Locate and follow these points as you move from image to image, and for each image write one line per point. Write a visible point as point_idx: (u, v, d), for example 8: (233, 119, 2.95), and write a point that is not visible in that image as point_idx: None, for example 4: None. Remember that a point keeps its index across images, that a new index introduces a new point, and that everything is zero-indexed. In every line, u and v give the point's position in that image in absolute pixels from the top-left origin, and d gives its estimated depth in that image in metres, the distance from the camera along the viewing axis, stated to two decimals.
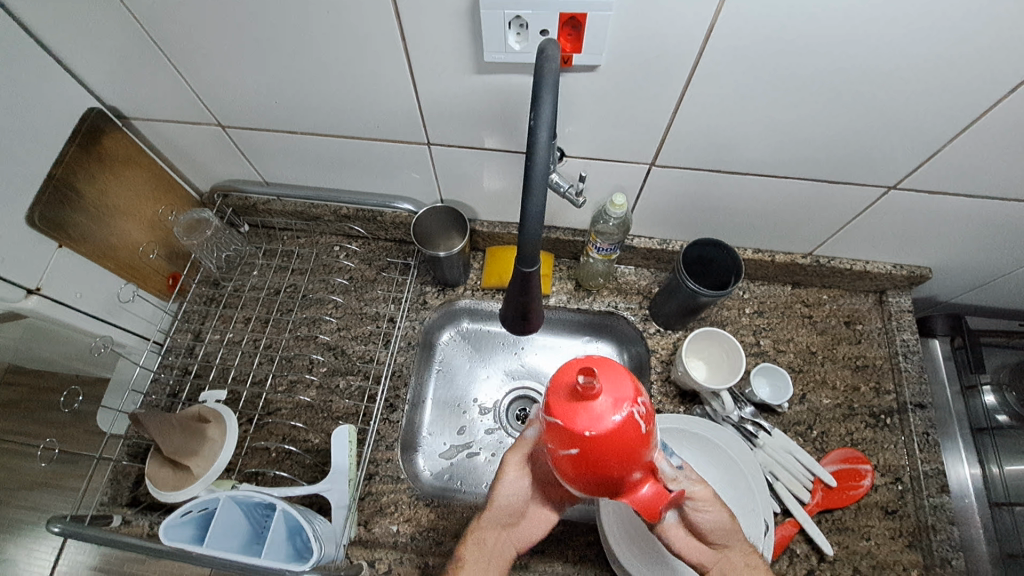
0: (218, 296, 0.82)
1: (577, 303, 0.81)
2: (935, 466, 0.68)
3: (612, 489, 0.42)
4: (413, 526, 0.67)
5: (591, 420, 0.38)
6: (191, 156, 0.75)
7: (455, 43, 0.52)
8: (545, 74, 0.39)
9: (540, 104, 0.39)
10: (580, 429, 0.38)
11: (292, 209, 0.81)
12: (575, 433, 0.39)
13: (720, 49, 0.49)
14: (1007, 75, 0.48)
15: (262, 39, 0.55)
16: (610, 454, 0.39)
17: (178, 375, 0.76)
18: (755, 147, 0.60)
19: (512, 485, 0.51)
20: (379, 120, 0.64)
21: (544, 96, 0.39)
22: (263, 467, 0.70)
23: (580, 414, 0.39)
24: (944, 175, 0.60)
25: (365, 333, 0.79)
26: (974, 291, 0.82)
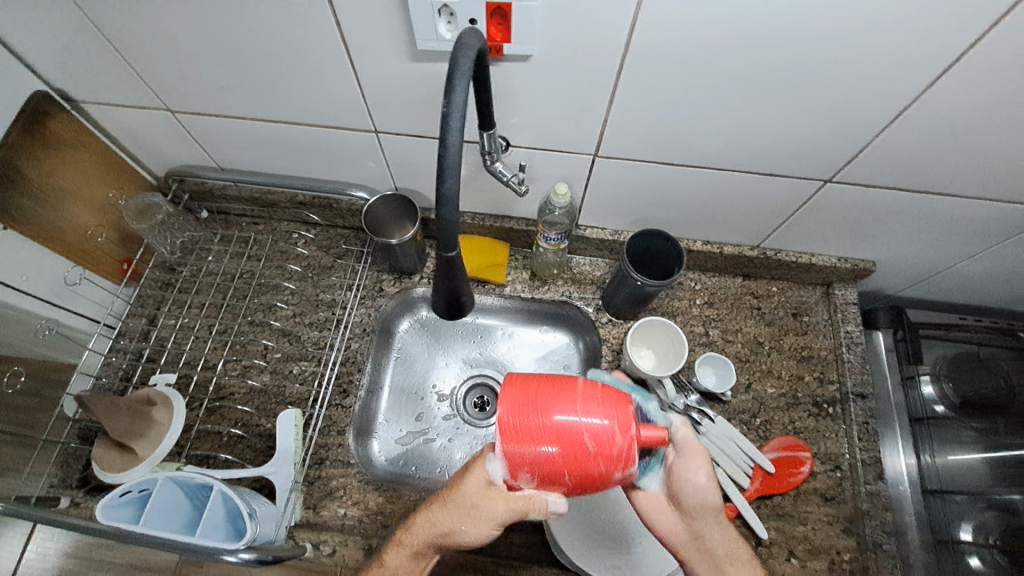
0: (174, 281, 0.82)
1: (532, 292, 0.82)
2: (872, 454, 0.70)
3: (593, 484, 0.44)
4: (361, 509, 0.67)
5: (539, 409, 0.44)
6: (144, 140, 0.75)
7: (391, 31, 0.52)
8: (456, 75, 0.39)
9: (450, 109, 0.39)
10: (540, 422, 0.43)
11: (248, 194, 0.81)
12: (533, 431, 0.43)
13: (649, 42, 0.50)
14: (922, 71, 0.50)
15: (201, 24, 0.55)
16: (578, 452, 0.43)
17: (132, 359, 0.76)
18: (695, 139, 0.61)
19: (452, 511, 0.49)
20: (327, 106, 0.64)
21: (453, 101, 0.39)
22: (213, 451, 0.70)
23: (521, 424, 0.43)
24: (877, 170, 0.62)
25: (320, 319, 0.79)
26: (918, 285, 0.84)
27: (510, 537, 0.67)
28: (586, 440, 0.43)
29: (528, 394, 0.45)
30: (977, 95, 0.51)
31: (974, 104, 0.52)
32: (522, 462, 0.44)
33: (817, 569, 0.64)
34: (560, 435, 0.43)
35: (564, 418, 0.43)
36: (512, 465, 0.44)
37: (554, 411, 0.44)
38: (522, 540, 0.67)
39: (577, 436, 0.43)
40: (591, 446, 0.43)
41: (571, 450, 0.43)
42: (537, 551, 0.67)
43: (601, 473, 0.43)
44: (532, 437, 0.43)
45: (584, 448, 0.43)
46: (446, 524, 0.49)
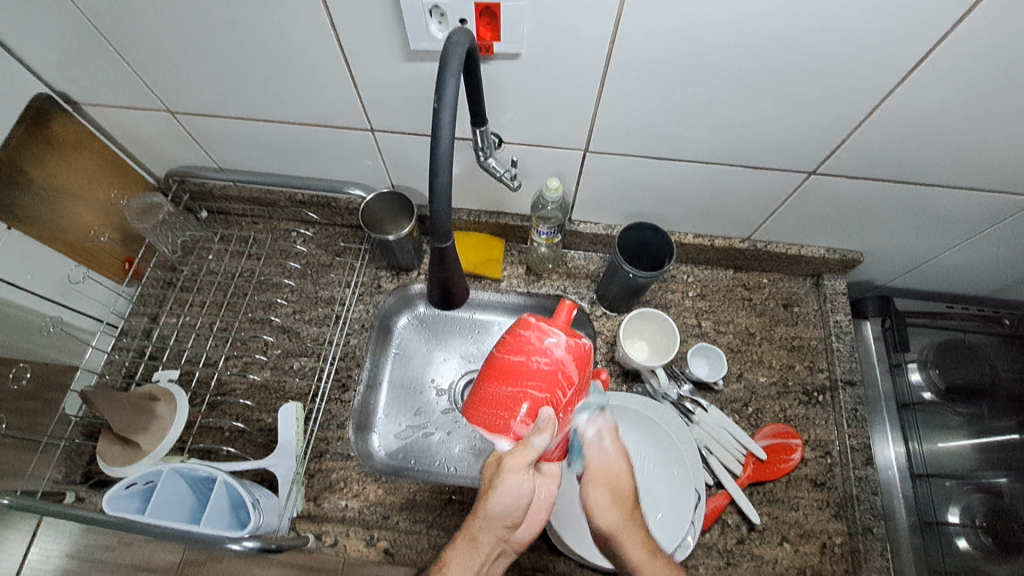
0: (175, 280, 0.83)
1: (527, 287, 0.84)
2: (861, 440, 0.72)
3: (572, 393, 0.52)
4: (362, 501, 0.69)
5: (499, 374, 0.52)
6: (144, 141, 0.77)
7: (384, 31, 0.54)
8: (445, 75, 0.40)
9: (440, 108, 0.41)
10: (504, 381, 0.51)
11: (247, 194, 0.83)
12: (506, 391, 0.51)
13: (633, 39, 0.52)
14: (899, 65, 0.51)
15: (199, 27, 0.57)
16: (543, 376, 0.51)
17: (134, 356, 0.77)
18: (682, 133, 0.62)
19: (509, 492, 0.49)
20: (323, 106, 0.66)
21: (442, 101, 0.40)
22: (216, 445, 0.71)
23: (495, 393, 0.51)
24: (860, 162, 0.64)
25: (319, 316, 0.81)
26: (906, 275, 0.85)
27: None
28: (530, 364, 0.51)
29: (482, 371, 0.54)
30: (950, 88, 0.53)
31: (950, 96, 0.54)
32: (500, 420, 0.51)
33: (808, 553, 0.66)
34: (522, 377, 0.51)
35: (516, 365, 0.51)
36: (511, 432, 0.51)
37: (498, 360, 0.53)
38: None
39: (522, 365, 0.51)
40: (546, 363, 0.51)
41: (525, 378, 0.51)
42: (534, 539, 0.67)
43: (568, 380, 0.52)
44: (494, 391, 0.52)
45: (544, 369, 0.51)
46: (508, 504, 0.49)
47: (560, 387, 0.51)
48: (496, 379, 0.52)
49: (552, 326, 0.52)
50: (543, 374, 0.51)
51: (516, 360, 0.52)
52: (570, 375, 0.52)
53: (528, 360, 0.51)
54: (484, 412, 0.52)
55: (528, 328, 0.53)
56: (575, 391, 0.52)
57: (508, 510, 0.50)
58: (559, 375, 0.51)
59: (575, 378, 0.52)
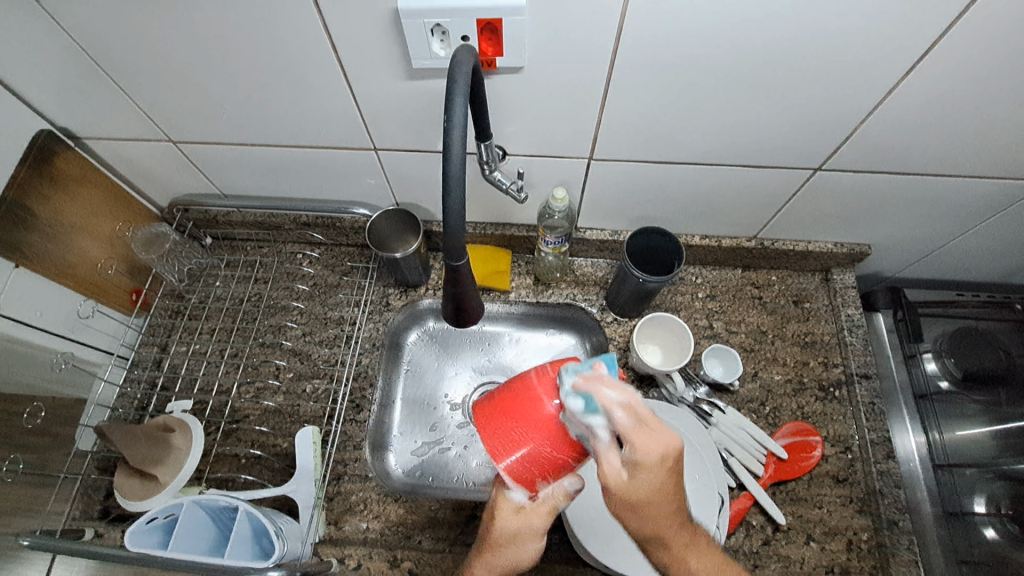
0: (184, 308, 0.83)
1: (536, 297, 0.83)
2: (881, 433, 0.71)
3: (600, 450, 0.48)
4: (382, 522, 0.68)
5: (537, 443, 0.43)
6: (148, 172, 0.77)
7: (386, 51, 0.54)
8: (452, 114, 0.41)
9: (450, 145, 0.41)
10: (543, 452, 0.43)
11: (252, 219, 0.83)
12: (544, 462, 0.44)
13: (636, 46, 0.52)
14: (900, 61, 0.52)
15: (202, 56, 0.57)
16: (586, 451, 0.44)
17: (146, 388, 0.77)
18: (687, 137, 0.63)
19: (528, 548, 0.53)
20: (325, 128, 0.66)
21: (452, 139, 0.41)
22: (233, 473, 0.70)
23: (529, 459, 0.44)
24: (866, 156, 0.64)
25: (329, 337, 0.80)
26: (915, 264, 0.85)
27: None
28: (581, 440, 0.43)
29: (507, 420, 0.44)
30: (951, 79, 0.53)
31: (954, 86, 0.54)
32: (530, 481, 0.45)
33: (835, 550, 0.65)
34: (569, 451, 0.43)
35: (565, 438, 0.43)
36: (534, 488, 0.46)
37: (535, 419, 0.43)
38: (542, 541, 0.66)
39: (575, 436, 0.43)
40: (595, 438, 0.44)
41: (575, 449, 0.43)
42: (558, 552, 0.66)
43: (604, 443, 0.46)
44: (528, 456, 0.43)
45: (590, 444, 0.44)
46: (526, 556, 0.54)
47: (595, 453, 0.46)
48: (532, 445, 0.43)
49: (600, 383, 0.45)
50: (588, 448, 0.44)
51: (565, 433, 0.43)
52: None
53: (579, 437, 0.43)
54: (509, 469, 0.44)
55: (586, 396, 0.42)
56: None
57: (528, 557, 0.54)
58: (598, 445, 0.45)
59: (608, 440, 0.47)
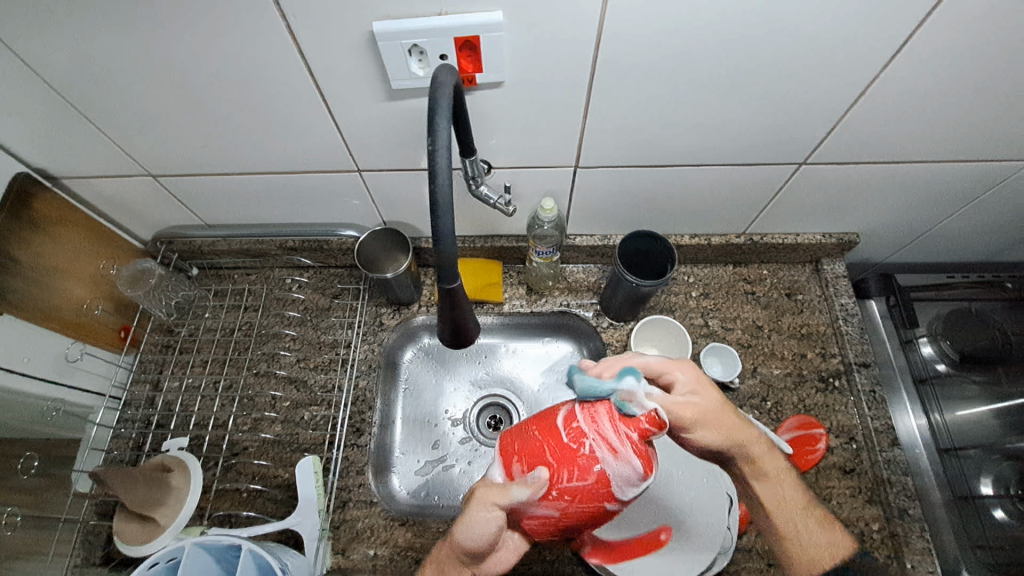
0: (173, 342, 0.81)
1: (531, 306, 0.83)
2: (884, 421, 0.71)
3: (584, 494, 0.43)
4: (391, 548, 0.67)
5: (539, 422, 0.47)
6: (130, 207, 0.76)
7: (365, 74, 0.54)
8: (437, 150, 0.41)
9: (437, 174, 0.41)
10: (537, 430, 0.47)
11: (238, 247, 0.82)
12: (531, 438, 0.46)
13: (616, 55, 0.52)
14: (877, 53, 0.52)
15: (179, 88, 0.56)
16: (566, 455, 0.44)
17: (140, 427, 0.75)
18: (671, 139, 0.63)
19: (475, 527, 0.46)
20: (308, 152, 0.65)
21: (439, 175, 0.41)
22: (234, 509, 0.69)
23: (525, 430, 0.48)
24: (849, 148, 0.64)
25: (324, 362, 0.79)
26: (902, 249, 0.86)
27: (543, 554, 0.65)
28: (570, 433, 0.45)
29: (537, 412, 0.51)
30: (928, 68, 0.53)
31: (931, 74, 0.54)
32: (509, 453, 0.47)
33: None
34: (553, 438, 0.45)
35: (561, 424, 0.46)
36: (506, 464, 0.47)
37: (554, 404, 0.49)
38: (554, 555, 0.65)
39: (565, 419, 0.46)
40: (581, 442, 0.44)
41: (558, 432, 0.45)
42: (571, 565, 0.65)
43: (586, 475, 0.43)
44: (526, 428, 0.48)
45: (573, 446, 0.44)
46: (466, 537, 0.46)
47: (572, 471, 0.43)
48: (535, 424, 0.48)
49: (615, 415, 0.44)
50: (571, 448, 0.44)
51: (563, 421, 0.46)
52: (593, 474, 0.43)
53: (572, 428, 0.45)
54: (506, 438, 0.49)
55: (596, 401, 0.46)
56: (589, 491, 0.43)
57: (469, 540, 0.46)
58: (579, 464, 0.43)
59: (595, 480, 0.43)
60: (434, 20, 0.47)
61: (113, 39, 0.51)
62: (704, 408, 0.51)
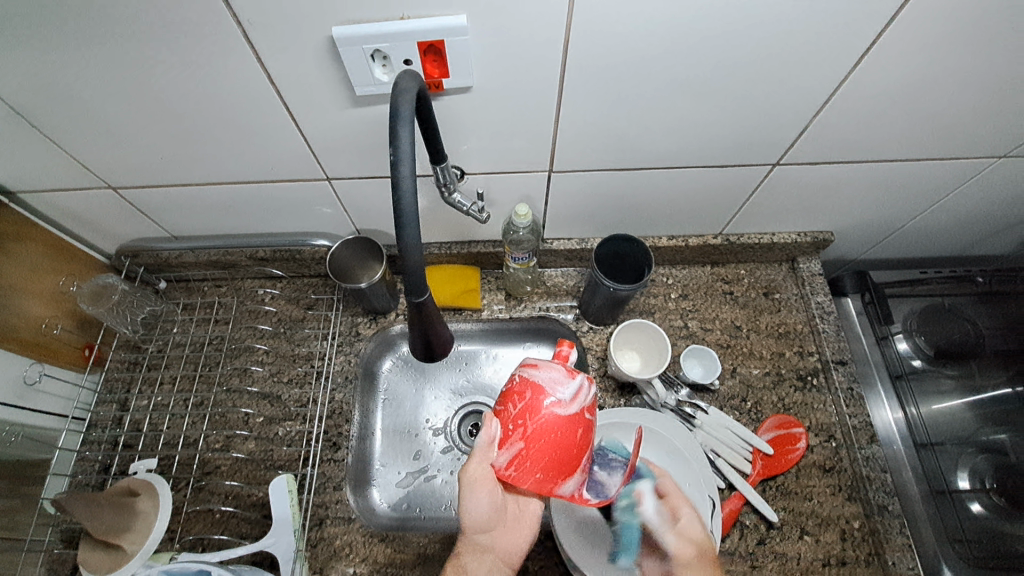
0: (141, 359, 0.79)
1: (510, 312, 0.82)
2: (862, 418, 0.72)
3: (526, 413, 0.48)
4: (370, 564, 0.65)
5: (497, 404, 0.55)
6: (92, 221, 0.73)
7: (328, 81, 0.52)
8: (399, 157, 0.39)
9: (401, 187, 0.39)
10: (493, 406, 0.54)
11: (206, 259, 0.79)
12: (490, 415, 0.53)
13: (584, 58, 0.51)
14: (847, 51, 0.52)
15: (134, 98, 0.54)
16: (505, 396, 0.51)
17: (108, 449, 0.72)
18: (643, 141, 0.62)
19: (473, 499, 0.49)
20: (274, 162, 0.63)
21: (403, 183, 0.39)
22: (206, 531, 0.67)
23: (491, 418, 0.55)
24: (821, 148, 0.64)
25: (299, 375, 0.77)
26: (876, 246, 0.87)
27: (526, 564, 0.64)
28: (507, 384, 0.52)
29: None
30: (895, 67, 0.53)
31: (899, 73, 0.54)
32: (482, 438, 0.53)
33: (830, 542, 0.65)
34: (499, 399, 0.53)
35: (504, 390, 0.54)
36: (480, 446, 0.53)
37: None
38: (537, 565, 0.64)
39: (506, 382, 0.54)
40: (515, 380, 0.51)
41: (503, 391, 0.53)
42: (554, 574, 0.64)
43: (522, 397, 0.49)
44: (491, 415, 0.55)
45: (511, 387, 0.51)
46: (469, 511, 0.50)
47: (513, 402, 0.49)
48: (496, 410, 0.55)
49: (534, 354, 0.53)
50: (508, 391, 0.51)
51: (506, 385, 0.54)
52: (525, 390, 0.49)
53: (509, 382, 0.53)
54: None
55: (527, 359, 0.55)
56: (530, 407, 0.48)
57: (474, 518, 0.50)
58: (515, 394, 0.50)
59: (530, 396, 0.49)
60: (397, 24, 0.46)
61: (61, 48, 0.48)
62: (697, 540, 0.55)
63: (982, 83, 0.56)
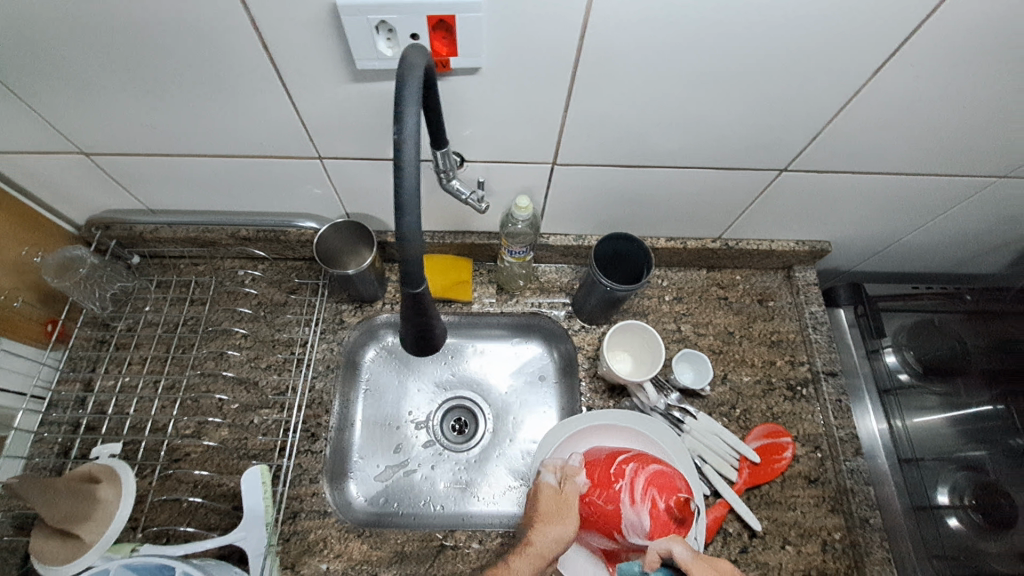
0: (109, 338, 0.74)
1: (501, 306, 0.80)
2: (849, 430, 0.71)
3: (600, 517, 0.54)
4: (345, 562, 0.63)
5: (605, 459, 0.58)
6: (61, 189, 0.68)
7: (327, 52, 0.49)
8: (404, 138, 0.37)
9: (403, 171, 0.36)
10: (601, 462, 0.57)
11: (184, 235, 0.75)
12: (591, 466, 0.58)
13: (599, 47, 0.49)
14: (867, 59, 0.50)
15: (112, 57, 0.50)
16: (605, 485, 0.55)
17: (68, 431, 0.68)
18: (652, 138, 0.60)
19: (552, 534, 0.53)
20: (263, 136, 0.59)
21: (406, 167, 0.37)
22: (172, 522, 0.63)
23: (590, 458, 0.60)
24: (828, 157, 0.63)
25: (277, 361, 0.74)
26: (870, 258, 0.87)
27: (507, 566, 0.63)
28: (617, 478, 0.55)
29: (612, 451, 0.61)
30: (916, 76, 0.52)
31: (917, 83, 0.53)
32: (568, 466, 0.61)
33: (811, 553, 0.65)
34: (604, 469, 0.56)
35: (619, 462, 0.56)
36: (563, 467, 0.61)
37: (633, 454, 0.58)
38: None
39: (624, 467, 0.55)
40: (619, 487, 0.54)
41: (610, 471, 0.56)
42: None
43: (609, 506, 0.54)
44: (595, 458, 0.59)
45: (612, 486, 0.55)
46: (546, 542, 0.53)
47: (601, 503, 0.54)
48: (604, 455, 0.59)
49: (659, 490, 0.53)
50: (610, 484, 0.55)
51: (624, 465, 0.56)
52: (614, 506, 0.54)
53: (624, 472, 0.55)
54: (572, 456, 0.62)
55: (659, 474, 0.54)
56: (607, 515, 0.54)
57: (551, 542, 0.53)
58: (609, 499, 0.54)
59: (613, 513, 0.53)
60: None
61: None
62: None
63: (997, 102, 0.55)
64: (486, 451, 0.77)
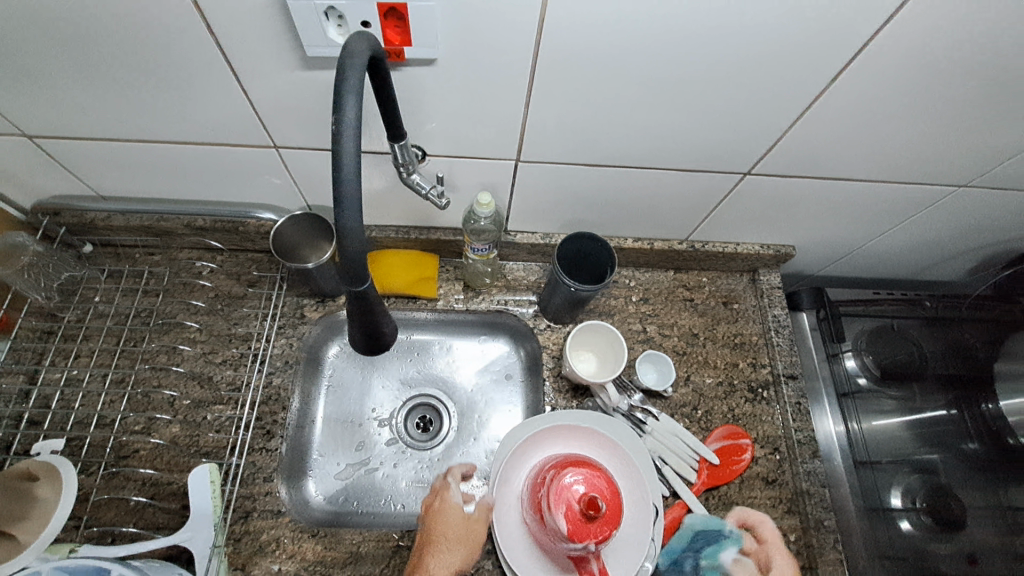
0: (57, 329, 0.71)
1: (466, 303, 0.79)
2: (807, 433, 0.72)
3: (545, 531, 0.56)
4: (297, 562, 0.61)
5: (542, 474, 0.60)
6: (2, 173, 0.65)
7: (277, 38, 0.47)
8: (343, 131, 0.35)
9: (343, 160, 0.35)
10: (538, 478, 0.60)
11: (137, 223, 0.73)
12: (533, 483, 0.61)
13: (558, 43, 0.48)
14: (825, 65, 0.50)
15: (49, 37, 0.47)
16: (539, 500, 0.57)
17: (10, 426, 0.65)
18: (616, 138, 0.59)
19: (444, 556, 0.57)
20: (215, 123, 0.57)
21: (344, 161, 0.36)
22: (117, 521, 0.61)
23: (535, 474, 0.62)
24: (791, 162, 0.63)
25: (233, 356, 0.72)
26: (834, 264, 0.88)
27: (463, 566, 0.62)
28: (542, 490, 0.57)
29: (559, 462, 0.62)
30: (874, 83, 0.52)
31: (875, 91, 0.53)
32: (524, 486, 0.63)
33: None
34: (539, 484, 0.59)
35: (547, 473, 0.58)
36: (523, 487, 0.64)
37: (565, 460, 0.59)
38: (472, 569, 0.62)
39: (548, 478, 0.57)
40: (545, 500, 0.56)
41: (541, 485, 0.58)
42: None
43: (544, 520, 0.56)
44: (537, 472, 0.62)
45: (541, 499, 0.56)
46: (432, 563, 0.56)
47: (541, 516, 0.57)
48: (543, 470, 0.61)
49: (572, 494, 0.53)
50: (541, 499, 0.57)
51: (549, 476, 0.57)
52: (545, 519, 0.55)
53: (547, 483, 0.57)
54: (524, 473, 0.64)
55: (575, 478, 0.55)
56: (547, 529, 0.56)
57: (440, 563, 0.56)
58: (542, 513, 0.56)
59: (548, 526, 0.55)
60: None
61: None
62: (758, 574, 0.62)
63: (953, 112, 0.56)
64: (449, 449, 0.76)
